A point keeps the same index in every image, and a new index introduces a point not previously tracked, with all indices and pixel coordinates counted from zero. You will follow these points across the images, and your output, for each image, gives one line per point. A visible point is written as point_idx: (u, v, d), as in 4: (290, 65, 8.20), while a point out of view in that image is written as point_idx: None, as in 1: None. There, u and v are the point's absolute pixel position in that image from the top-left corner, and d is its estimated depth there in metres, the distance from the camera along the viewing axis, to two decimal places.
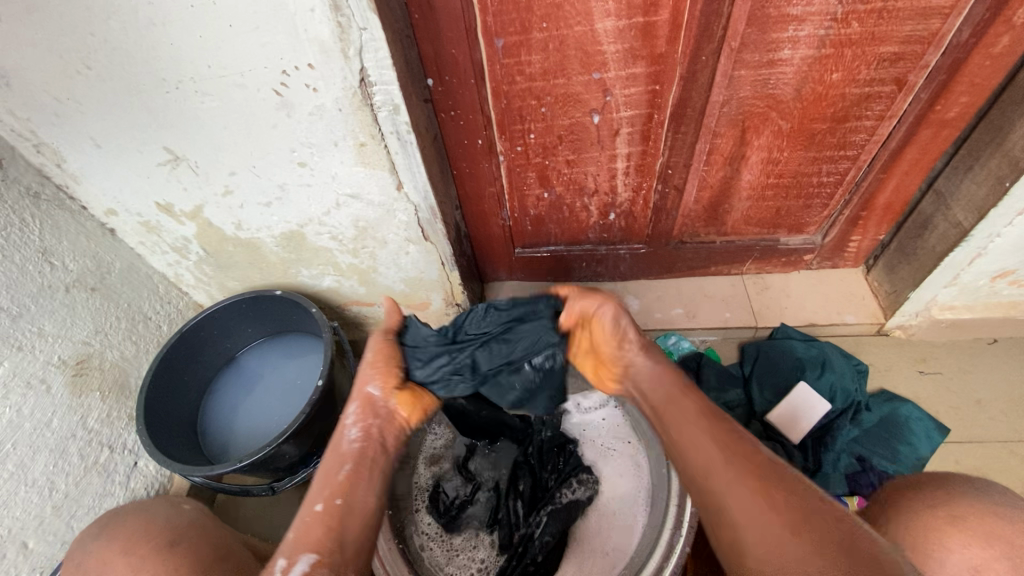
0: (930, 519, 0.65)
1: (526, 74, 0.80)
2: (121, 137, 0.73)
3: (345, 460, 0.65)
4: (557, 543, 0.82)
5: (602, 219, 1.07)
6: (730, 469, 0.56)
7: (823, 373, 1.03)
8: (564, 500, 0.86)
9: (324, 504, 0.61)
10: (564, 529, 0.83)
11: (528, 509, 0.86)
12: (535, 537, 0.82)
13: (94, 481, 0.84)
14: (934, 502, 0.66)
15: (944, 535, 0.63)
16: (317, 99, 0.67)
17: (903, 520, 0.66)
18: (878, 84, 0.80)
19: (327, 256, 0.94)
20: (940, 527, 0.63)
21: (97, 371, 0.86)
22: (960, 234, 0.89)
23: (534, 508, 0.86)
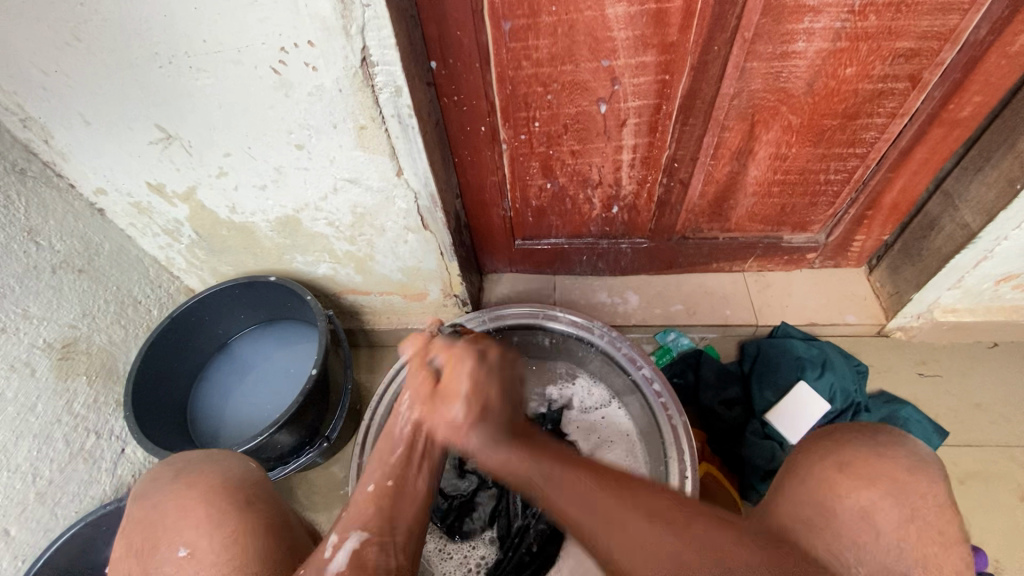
0: (817, 468, 0.52)
1: (533, 60, 0.77)
2: (111, 113, 0.70)
3: (398, 444, 0.62)
4: (551, 533, 0.84)
5: (605, 212, 1.05)
6: (615, 494, 0.52)
7: (823, 373, 1.01)
8: None
9: (392, 482, 0.59)
10: (558, 520, 0.85)
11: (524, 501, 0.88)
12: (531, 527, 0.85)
13: (79, 467, 0.82)
14: (822, 453, 0.53)
15: (833, 483, 0.51)
16: (317, 78, 0.65)
17: (794, 476, 0.54)
18: (892, 80, 0.78)
19: (324, 242, 0.92)
20: (830, 478, 0.51)
21: (84, 355, 0.84)
22: (968, 236, 0.88)
23: (531, 499, 0.88)
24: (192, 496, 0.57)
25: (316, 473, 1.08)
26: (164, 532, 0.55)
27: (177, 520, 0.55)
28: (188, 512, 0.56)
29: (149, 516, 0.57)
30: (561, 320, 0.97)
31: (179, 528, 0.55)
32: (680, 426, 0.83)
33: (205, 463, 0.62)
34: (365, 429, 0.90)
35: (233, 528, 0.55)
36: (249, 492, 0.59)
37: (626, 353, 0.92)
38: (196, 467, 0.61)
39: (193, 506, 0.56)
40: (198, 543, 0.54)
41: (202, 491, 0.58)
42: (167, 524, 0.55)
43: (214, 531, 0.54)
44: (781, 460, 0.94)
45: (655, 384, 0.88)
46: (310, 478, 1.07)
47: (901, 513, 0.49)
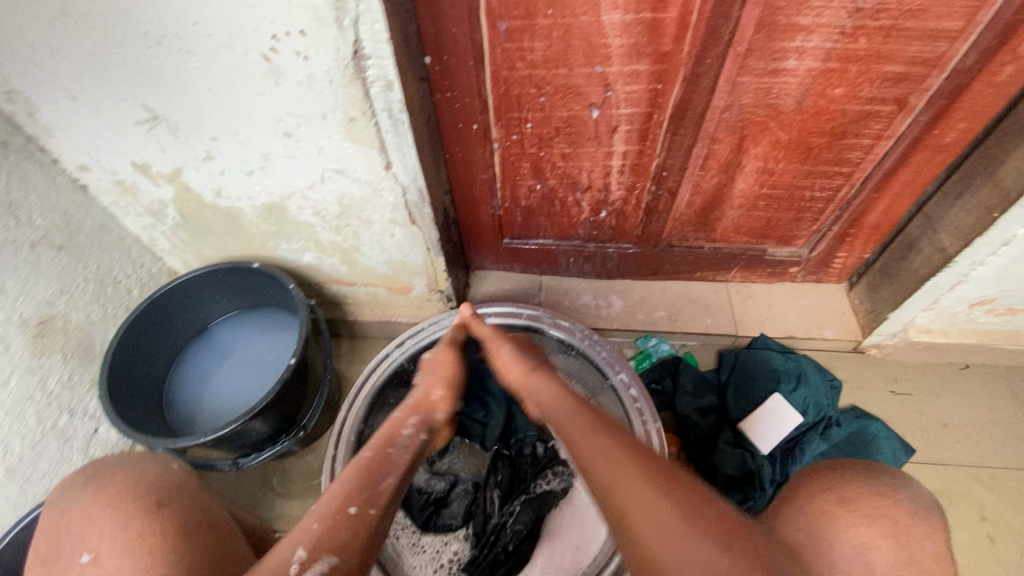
0: (818, 500, 0.52)
1: (528, 61, 0.77)
2: (98, 90, 0.69)
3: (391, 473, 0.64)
4: (528, 532, 0.84)
5: (593, 216, 1.06)
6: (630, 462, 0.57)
7: (797, 388, 1.03)
8: (539, 490, 0.89)
9: (358, 509, 0.58)
10: (536, 519, 0.85)
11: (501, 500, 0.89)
12: (507, 526, 0.85)
13: (51, 445, 0.82)
14: (823, 485, 0.54)
15: (831, 515, 0.51)
16: (308, 68, 0.64)
17: (789, 505, 0.54)
18: (879, 103, 0.80)
19: (309, 232, 0.92)
20: (830, 509, 0.51)
21: (61, 332, 0.83)
22: (944, 259, 0.90)
23: (509, 498, 0.89)
24: (100, 501, 0.58)
25: (291, 461, 1.08)
26: (69, 539, 0.56)
27: (83, 526, 0.56)
28: (94, 516, 0.56)
29: (59, 522, 0.57)
30: (543, 320, 0.98)
31: (84, 533, 0.56)
32: (654, 433, 0.84)
33: (119, 466, 0.62)
34: (342, 421, 0.90)
35: (140, 530, 0.55)
36: (163, 493, 0.59)
37: (606, 357, 0.93)
38: (109, 472, 0.61)
39: (98, 513, 0.57)
40: (102, 548, 0.54)
41: (111, 495, 0.58)
42: (74, 529, 0.56)
43: (120, 533, 0.55)
44: (751, 469, 0.95)
45: (632, 389, 0.89)
46: (286, 466, 1.08)
47: (900, 556, 0.48)
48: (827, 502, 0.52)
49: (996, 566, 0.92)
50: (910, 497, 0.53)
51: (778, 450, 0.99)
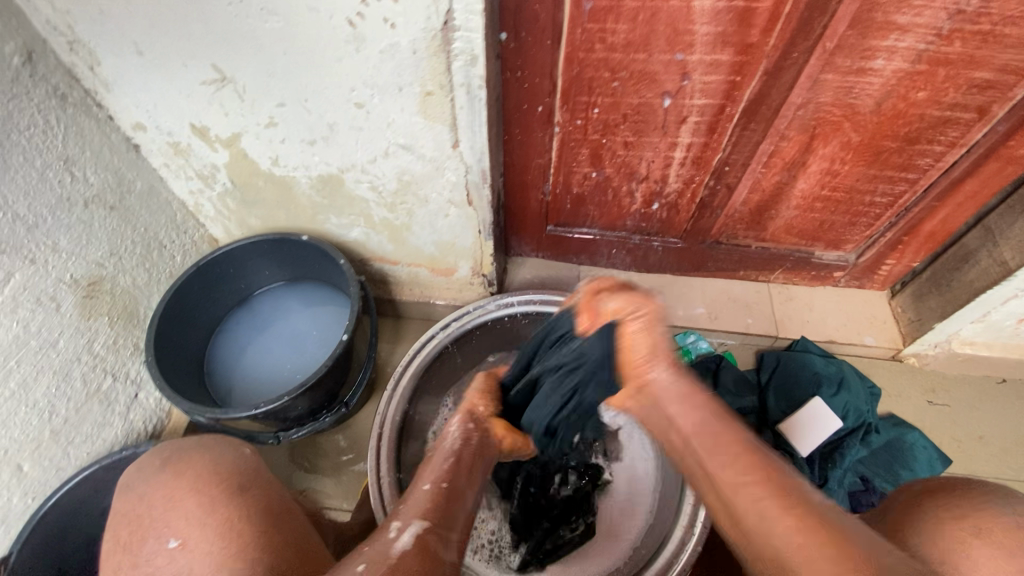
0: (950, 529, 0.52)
1: (607, 44, 0.75)
2: (167, 46, 0.66)
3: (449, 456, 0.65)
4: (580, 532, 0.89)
5: (644, 207, 1.05)
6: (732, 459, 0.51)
7: (839, 392, 1.02)
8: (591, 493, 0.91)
9: (433, 486, 0.60)
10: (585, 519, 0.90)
11: (557, 518, 0.88)
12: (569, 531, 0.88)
13: (94, 409, 0.81)
14: (953, 511, 0.53)
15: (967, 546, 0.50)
16: (393, 36, 0.62)
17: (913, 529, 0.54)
18: (960, 109, 0.78)
19: (362, 207, 0.89)
20: (963, 538, 0.51)
21: (108, 295, 0.81)
22: (1004, 273, 0.89)
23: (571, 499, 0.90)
24: (182, 486, 0.59)
25: (324, 436, 1.07)
26: (153, 525, 0.57)
27: (166, 511, 0.57)
28: (178, 501, 0.58)
29: (139, 507, 0.59)
30: None
31: (169, 519, 0.57)
32: None
33: (194, 450, 0.64)
34: (387, 401, 0.89)
35: (225, 515, 0.56)
36: (244, 477, 0.60)
37: None
38: (183, 454, 0.63)
39: (183, 498, 0.58)
40: (191, 534, 0.55)
41: (191, 480, 0.60)
42: (158, 515, 0.57)
43: (206, 518, 0.56)
44: None
45: None
46: (319, 442, 1.07)
47: None
48: (954, 532, 0.52)
49: None
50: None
51: (817, 453, 0.98)
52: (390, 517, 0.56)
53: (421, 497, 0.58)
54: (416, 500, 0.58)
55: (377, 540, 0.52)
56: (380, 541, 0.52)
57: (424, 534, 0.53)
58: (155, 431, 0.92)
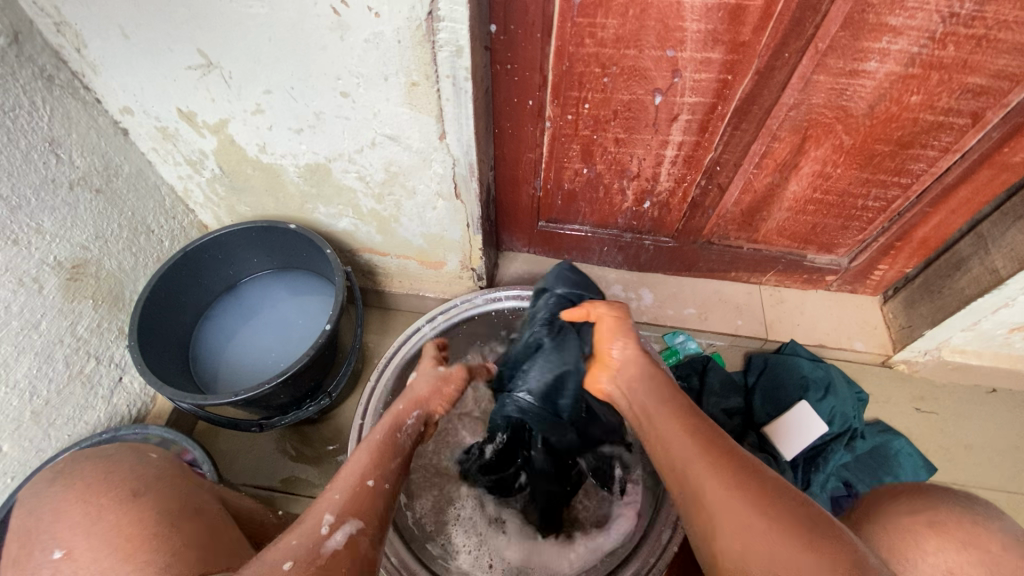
0: (905, 522, 0.50)
1: (597, 39, 0.74)
2: (153, 31, 0.66)
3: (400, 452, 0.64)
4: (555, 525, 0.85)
5: (636, 205, 1.04)
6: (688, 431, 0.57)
7: (826, 397, 1.02)
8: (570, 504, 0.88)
9: (377, 482, 0.58)
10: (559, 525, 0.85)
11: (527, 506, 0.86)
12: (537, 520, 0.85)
13: (76, 391, 0.81)
14: (913, 508, 0.51)
15: (919, 537, 0.49)
16: (377, 25, 0.61)
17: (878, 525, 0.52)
18: (954, 115, 0.77)
19: (350, 197, 0.89)
20: (918, 531, 0.49)
21: (93, 278, 0.82)
22: (995, 281, 0.88)
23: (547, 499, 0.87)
24: (63, 495, 0.54)
25: (310, 426, 1.08)
26: (39, 536, 0.52)
27: (50, 520, 0.53)
28: (60, 511, 0.53)
29: (24, 519, 0.55)
30: None
31: (55, 529, 0.52)
32: None
33: (90, 459, 0.59)
34: (369, 393, 0.88)
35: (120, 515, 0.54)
36: (145, 477, 0.57)
37: None
38: (77, 465, 0.59)
39: (65, 501, 0.54)
40: (76, 543, 0.51)
41: (80, 489, 0.55)
42: (41, 525, 0.53)
43: (94, 527, 0.51)
44: None
45: None
46: (304, 431, 1.07)
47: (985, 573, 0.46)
48: (917, 527, 0.49)
49: None
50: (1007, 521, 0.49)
51: (801, 457, 0.98)
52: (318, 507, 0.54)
53: (360, 491, 0.56)
54: (354, 494, 0.56)
55: (305, 534, 0.50)
56: (311, 535, 0.50)
57: (356, 535, 0.51)
58: (138, 415, 0.93)
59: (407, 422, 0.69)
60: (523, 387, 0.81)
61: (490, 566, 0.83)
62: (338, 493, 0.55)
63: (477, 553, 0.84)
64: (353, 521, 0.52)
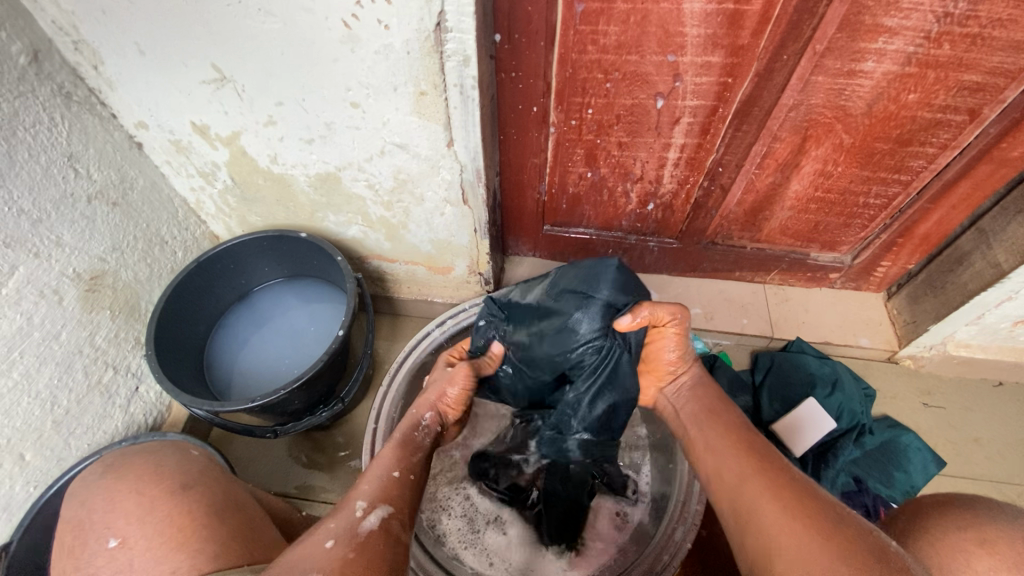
0: (955, 539, 0.51)
1: (600, 45, 0.76)
2: (169, 47, 0.68)
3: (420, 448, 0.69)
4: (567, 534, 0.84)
5: (639, 208, 1.05)
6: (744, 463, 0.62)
7: (833, 393, 1.03)
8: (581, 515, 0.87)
9: (401, 473, 0.64)
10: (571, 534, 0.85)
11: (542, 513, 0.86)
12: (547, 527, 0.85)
13: (95, 401, 0.83)
14: (963, 523, 0.52)
15: (971, 556, 0.49)
16: (387, 37, 0.63)
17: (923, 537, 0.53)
18: (951, 111, 0.78)
19: (359, 205, 0.91)
20: (968, 549, 0.50)
21: (110, 289, 0.83)
22: (998, 274, 0.89)
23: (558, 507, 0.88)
24: (119, 489, 0.63)
25: (322, 432, 1.09)
26: (93, 528, 0.60)
27: (106, 514, 0.61)
28: (117, 503, 0.61)
29: (80, 514, 0.62)
30: None
31: (109, 521, 0.60)
32: None
33: (139, 459, 0.69)
34: (382, 397, 0.90)
35: (167, 511, 0.59)
36: (186, 477, 0.64)
37: None
38: (125, 464, 0.68)
39: (119, 497, 0.62)
40: (130, 532, 0.58)
41: (132, 481, 0.64)
42: (96, 517, 0.61)
43: (147, 516, 0.59)
44: None
45: None
46: (317, 437, 1.09)
47: None
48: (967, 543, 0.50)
49: None
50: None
51: (810, 454, 0.99)
52: (351, 498, 0.59)
53: (387, 481, 0.62)
54: (380, 483, 0.62)
55: (344, 518, 0.55)
56: (345, 520, 0.55)
57: (388, 518, 0.57)
58: (155, 423, 0.95)
59: (423, 421, 0.74)
60: (578, 426, 0.80)
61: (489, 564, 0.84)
62: (367, 483, 0.61)
63: (477, 550, 0.86)
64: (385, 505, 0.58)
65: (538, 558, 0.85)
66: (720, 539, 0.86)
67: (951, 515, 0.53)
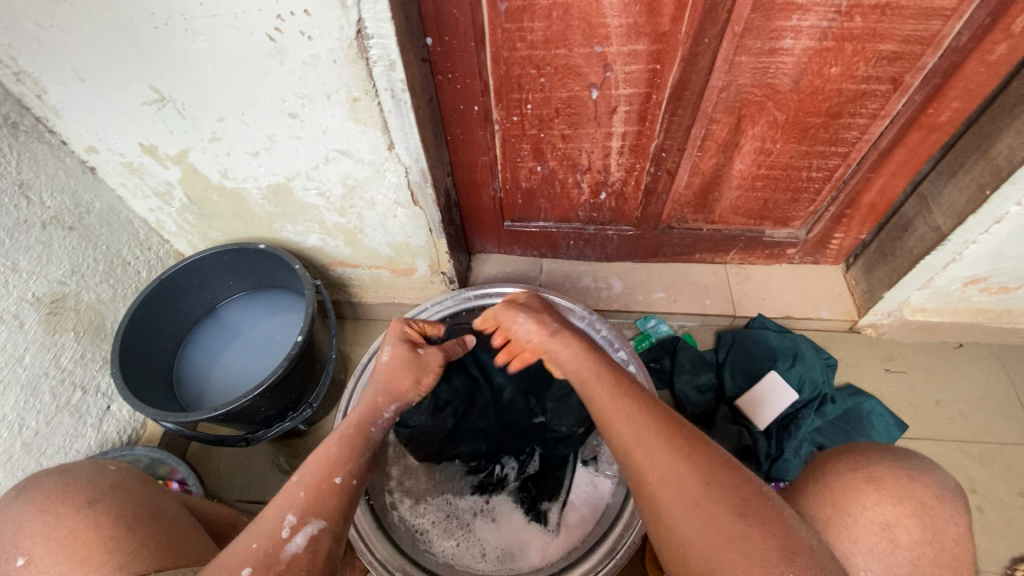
0: (847, 479, 0.58)
1: (528, 42, 0.78)
2: (107, 71, 0.70)
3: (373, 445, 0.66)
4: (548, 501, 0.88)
5: (593, 197, 1.08)
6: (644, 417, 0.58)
7: (794, 365, 1.05)
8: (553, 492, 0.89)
9: (343, 479, 0.60)
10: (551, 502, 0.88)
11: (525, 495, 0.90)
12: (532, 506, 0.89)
13: (65, 421, 0.85)
14: (850, 464, 0.59)
15: (858, 492, 0.57)
16: (312, 47, 0.66)
17: (821, 477, 0.60)
18: (874, 81, 0.80)
19: (314, 213, 0.93)
20: (857, 487, 0.57)
21: (72, 312, 0.86)
22: (939, 238, 0.91)
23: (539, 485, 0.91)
24: (29, 510, 0.61)
25: (298, 439, 1.11)
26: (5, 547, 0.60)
27: (15, 535, 0.60)
28: (25, 523, 0.60)
29: None
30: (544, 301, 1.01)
31: (18, 540, 0.60)
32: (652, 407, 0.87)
33: (53, 473, 0.66)
34: (346, 398, 0.91)
35: (71, 529, 0.60)
36: (93, 489, 0.64)
37: (606, 336, 0.96)
38: (38, 480, 0.65)
39: (27, 518, 0.60)
40: (36, 550, 0.59)
41: (40, 500, 0.62)
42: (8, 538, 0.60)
43: (52, 534, 0.60)
44: (748, 442, 0.97)
45: (631, 366, 0.92)
46: (293, 444, 1.11)
47: (926, 535, 0.55)
48: (859, 483, 0.57)
49: (988, 537, 0.94)
50: (936, 480, 0.58)
51: (774, 426, 1.01)
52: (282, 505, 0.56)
53: (327, 490, 0.58)
54: (319, 492, 0.58)
55: (266, 537, 0.53)
56: (271, 538, 0.53)
57: (317, 535, 0.55)
58: (129, 440, 0.97)
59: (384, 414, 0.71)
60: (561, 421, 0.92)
61: (480, 556, 0.83)
62: (304, 490, 0.58)
63: (460, 543, 0.85)
64: (316, 520, 0.55)
65: (526, 539, 0.85)
66: None
67: (840, 458, 0.61)
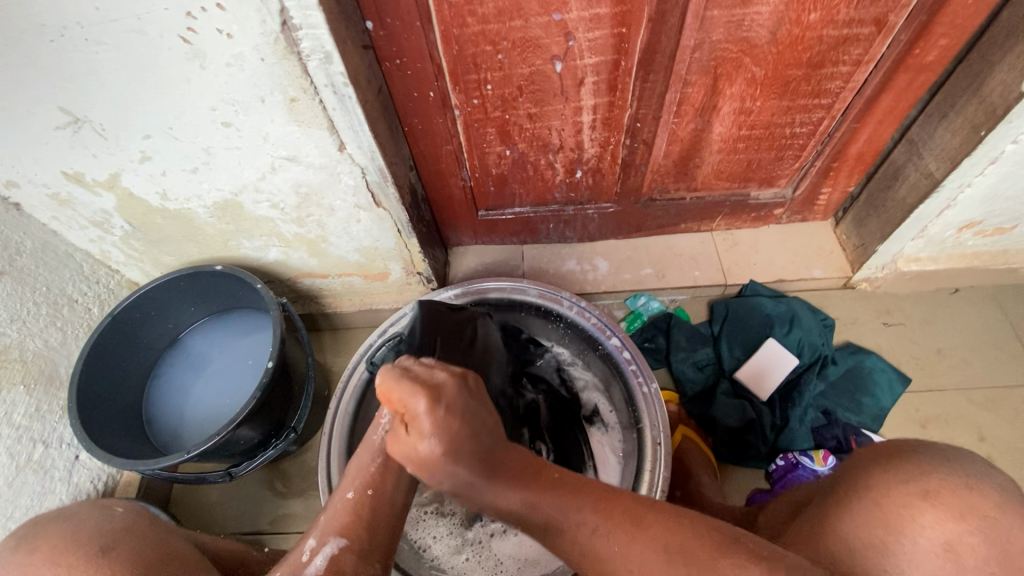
0: (903, 495, 0.53)
1: (478, 16, 0.71)
2: (6, 96, 0.62)
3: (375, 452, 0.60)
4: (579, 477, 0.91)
5: (568, 176, 1.01)
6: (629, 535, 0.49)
7: (791, 330, 1.02)
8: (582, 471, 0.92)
9: (357, 493, 0.57)
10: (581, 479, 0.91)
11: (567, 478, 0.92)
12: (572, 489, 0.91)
13: (29, 480, 0.79)
14: (904, 475, 0.54)
15: (918, 510, 0.52)
16: (234, 46, 0.58)
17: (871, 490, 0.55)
18: (857, 25, 0.74)
19: (270, 226, 0.86)
20: (913, 504, 0.52)
21: (18, 364, 0.79)
22: (932, 184, 0.87)
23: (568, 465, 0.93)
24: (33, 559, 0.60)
25: (287, 461, 1.06)
26: None
27: None
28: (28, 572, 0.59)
29: None
30: (529, 292, 0.95)
31: None
32: (650, 394, 0.84)
33: (53, 521, 0.65)
34: (330, 423, 0.86)
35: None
36: (105, 536, 0.63)
37: (596, 323, 0.91)
38: (40, 528, 0.64)
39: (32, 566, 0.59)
40: None
41: (46, 549, 0.61)
42: None
43: None
44: (752, 416, 0.95)
45: (626, 353, 0.88)
46: (283, 467, 1.06)
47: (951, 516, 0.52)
48: (913, 497, 0.53)
49: None
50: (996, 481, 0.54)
51: (776, 396, 0.99)
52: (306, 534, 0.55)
53: (340, 507, 0.56)
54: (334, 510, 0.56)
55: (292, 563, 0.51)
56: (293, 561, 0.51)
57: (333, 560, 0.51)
58: (106, 488, 0.91)
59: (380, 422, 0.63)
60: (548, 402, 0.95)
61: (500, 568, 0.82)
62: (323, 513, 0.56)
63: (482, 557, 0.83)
64: (336, 537, 0.53)
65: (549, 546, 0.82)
66: (694, 496, 0.89)
67: (889, 470, 0.56)
